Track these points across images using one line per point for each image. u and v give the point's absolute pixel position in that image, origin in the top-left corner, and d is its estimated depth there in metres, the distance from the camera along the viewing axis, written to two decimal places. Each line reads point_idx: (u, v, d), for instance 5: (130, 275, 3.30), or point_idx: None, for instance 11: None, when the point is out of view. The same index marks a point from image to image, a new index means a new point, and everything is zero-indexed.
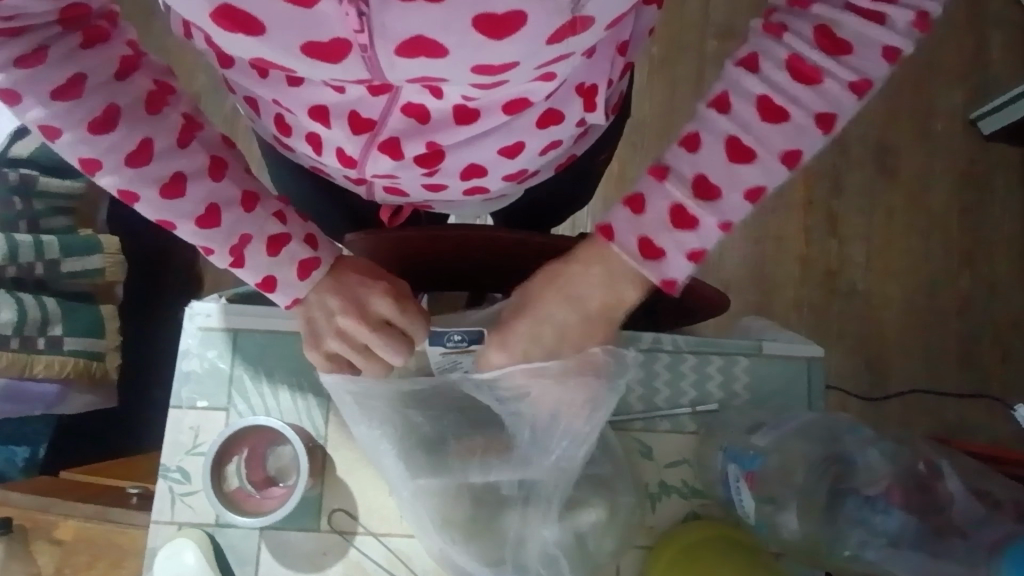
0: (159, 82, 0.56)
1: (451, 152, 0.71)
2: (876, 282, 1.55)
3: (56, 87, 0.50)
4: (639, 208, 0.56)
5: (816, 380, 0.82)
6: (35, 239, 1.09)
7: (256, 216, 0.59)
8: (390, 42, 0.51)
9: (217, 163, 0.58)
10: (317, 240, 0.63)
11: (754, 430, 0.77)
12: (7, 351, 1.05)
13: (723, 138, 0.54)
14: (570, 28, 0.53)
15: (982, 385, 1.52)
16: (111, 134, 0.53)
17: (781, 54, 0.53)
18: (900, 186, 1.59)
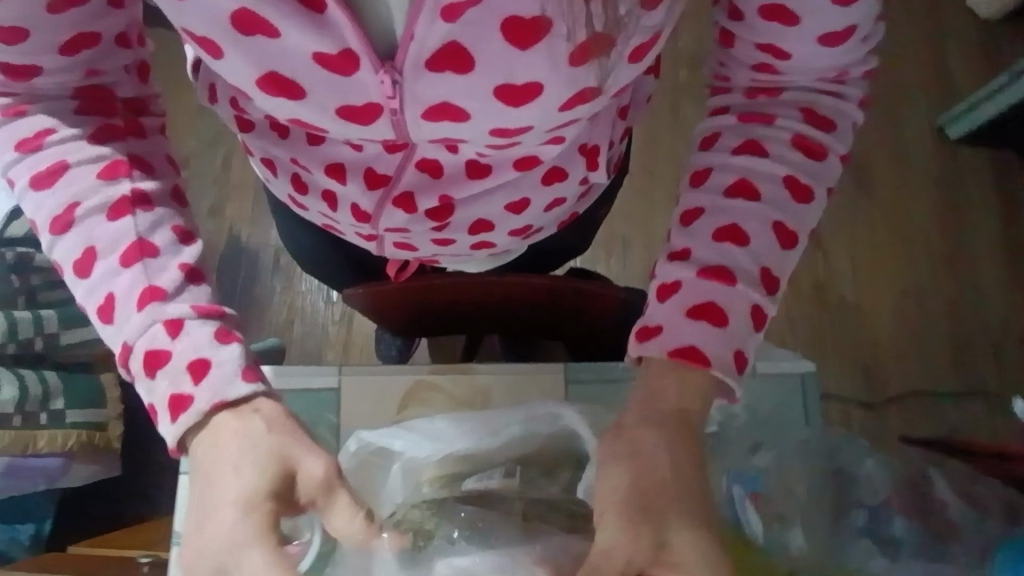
0: (131, 156, 0.61)
1: (461, 206, 0.76)
2: (864, 292, 1.58)
3: (22, 138, 0.60)
4: (718, 317, 0.58)
5: (812, 395, 0.84)
6: (35, 314, 1.10)
7: (140, 318, 0.56)
8: (418, 107, 0.58)
9: (137, 247, 0.57)
10: (205, 373, 0.55)
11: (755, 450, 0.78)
12: (10, 429, 1.05)
13: (718, 224, 0.60)
14: (580, 99, 0.58)
15: (980, 387, 1.53)
16: (48, 188, 0.59)
17: (785, 136, 0.62)
18: (878, 198, 1.63)
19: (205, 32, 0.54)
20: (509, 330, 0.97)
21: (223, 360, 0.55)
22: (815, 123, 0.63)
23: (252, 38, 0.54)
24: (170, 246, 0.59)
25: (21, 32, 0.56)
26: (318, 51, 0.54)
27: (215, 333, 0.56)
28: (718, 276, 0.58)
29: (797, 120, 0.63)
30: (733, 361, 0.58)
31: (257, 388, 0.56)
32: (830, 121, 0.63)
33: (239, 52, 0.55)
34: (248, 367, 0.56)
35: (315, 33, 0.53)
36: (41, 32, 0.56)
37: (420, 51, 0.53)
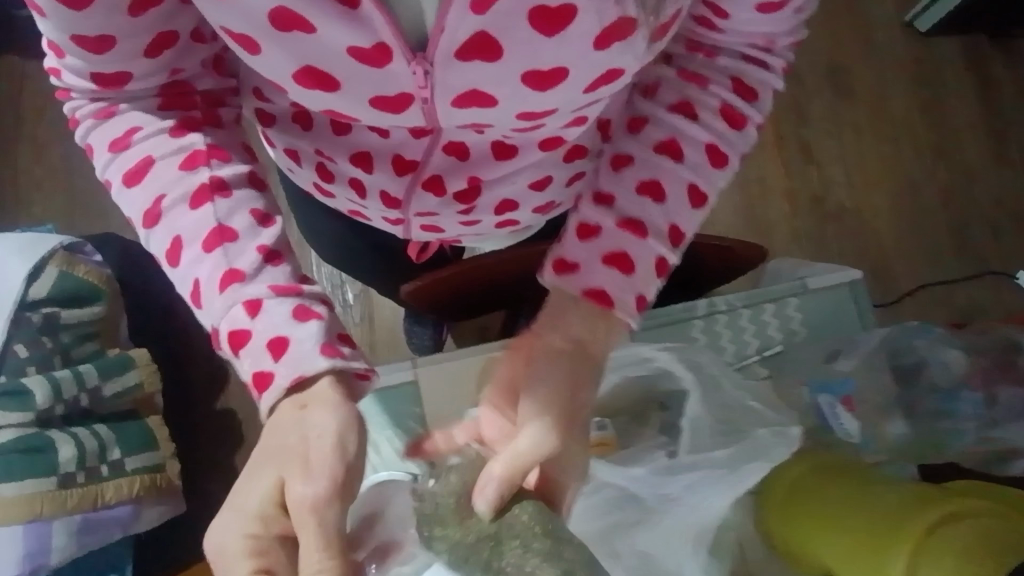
0: (213, 145, 0.53)
1: (488, 189, 0.75)
2: (862, 195, 1.62)
3: (114, 137, 0.53)
4: (627, 266, 0.56)
5: (861, 300, 0.90)
6: (74, 371, 1.10)
7: (221, 301, 0.49)
8: (448, 96, 0.53)
9: (218, 232, 0.50)
10: (289, 350, 0.49)
11: (834, 357, 0.84)
12: (76, 487, 1.07)
13: (639, 179, 0.57)
14: (606, 78, 0.55)
15: (984, 265, 1.59)
16: (138, 187, 0.52)
17: (714, 104, 0.59)
18: (859, 102, 1.66)
19: (242, 29, 0.49)
20: (542, 295, 1.01)
21: (306, 336, 0.49)
22: (740, 93, 0.60)
23: (288, 34, 0.49)
24: (250, 228, 0.51)
25: (124, 75, 0.51)
26: (352, 43, 0.49)
27: (295, 308, 0.49)
28: (629, 227, 0.56)
29: (728, 89, 0.59)
30: (637, 301, 0.56)
31: (336, 364, 0.49)
32: (757, 88, 0.60)
33: (277, 49, 0.50)
34: (333, 341, 0.49)
35: (352, 26, 0.48)
36: (126, 39, 0.49)
37: (451, 40, 0.48)
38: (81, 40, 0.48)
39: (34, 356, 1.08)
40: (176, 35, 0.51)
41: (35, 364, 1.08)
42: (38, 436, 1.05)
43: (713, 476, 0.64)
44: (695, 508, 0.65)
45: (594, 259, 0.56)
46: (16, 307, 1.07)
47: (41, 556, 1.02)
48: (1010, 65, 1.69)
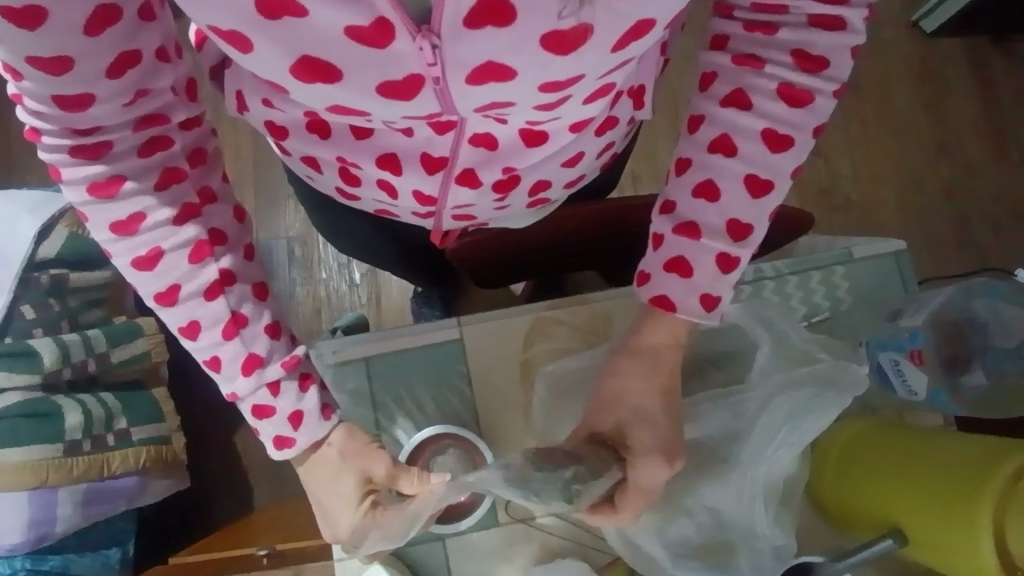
0: (213, 231, 0.53)
1: (528, 173, 0.65)
2: (867, 190, 1.64)
3: (115, 221, 0.50)
4: (687, 271, 0.55)
5: (909, 271, 0.75)
6: (82, 335, 1.07)
7: (247, 383, 0.53)
8: (462, 71, 0.45)
9: (233, 321, 0.53)
10: (305, 419, 0.56)
11: (895, 316, 0.70)
12: (83, 455, 1.03)
13: (695, 182, 0.55)
14: (635, 33, 0.47)
15: (983, 260, 1.63)
16: (150, 274, 0.51)
17: (770, 86, 0.53)
18: (866, 95, 1.68)
19: (230, 26, 0.44)
20: (557, 269, 0.96)
21: (314, 406, 0.56)
22: (804, 69, 0.53)
23: (278, 21, 0.43)
24: (256, 310, 0.55)
25: (88, 98, 0.45)
26: (350, 24, 0.42)
27: (299, 381, 0.56)
28: (685, 232, 0.55)
29: (787, 66, 0.53)
30: (700, 302, 0.56)
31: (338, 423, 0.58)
32: (826, 55, 0.53)
33: (267, 41, 0.44)
34: (328, 407, 0.57)
35: (346, 6, 0.41)
36: (86, 59, 0.43)
37: (457, 8, 0.41)
38: (37, 62, 0.42)
39: (41, 320, 1.05)
40: (141, 54, 0.45)
41: (42, 327, 1.05)
42: (45, 402, 1.01)
43: (795, 405, 0.60)
44: (769, 451, 0.59)
45: (658, 268, 0.56)
46: (24, 267, 1.03)
47: (47, 525, 0.98)
48: (1010, 66, 1.72)
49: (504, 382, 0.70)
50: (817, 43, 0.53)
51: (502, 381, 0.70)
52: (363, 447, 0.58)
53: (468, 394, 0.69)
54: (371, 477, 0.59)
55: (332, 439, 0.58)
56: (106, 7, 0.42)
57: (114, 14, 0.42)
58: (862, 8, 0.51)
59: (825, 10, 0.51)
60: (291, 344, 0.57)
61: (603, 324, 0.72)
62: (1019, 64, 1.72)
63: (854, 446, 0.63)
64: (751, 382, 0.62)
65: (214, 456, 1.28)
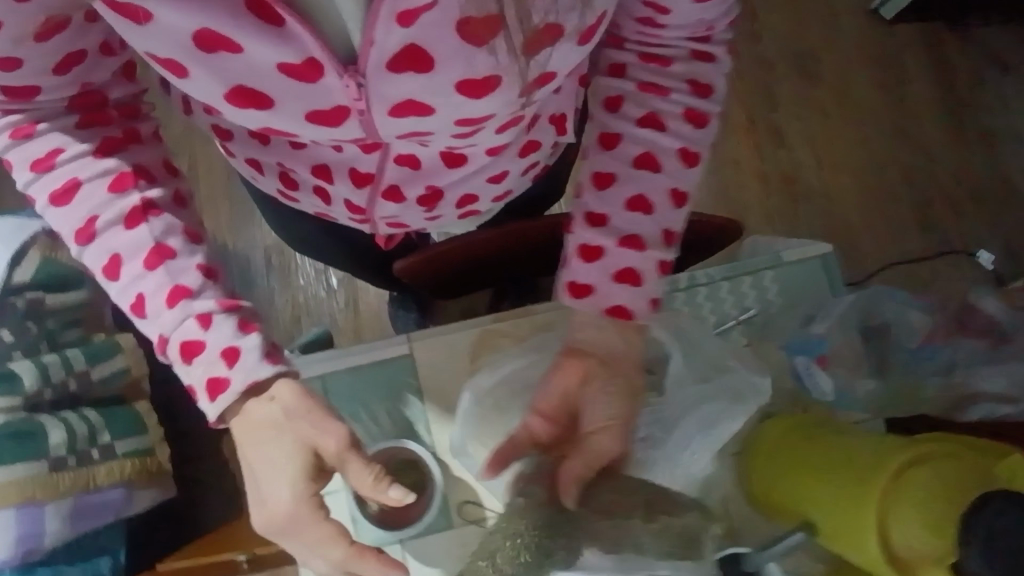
0: (137, 166, 0.58)
1: (451, 188, 0.69)
2: (830, 178, 1.68)
3: (33, 159, 0.56)
4: (635, 279, 0.60)
5: (836, 272, 0.77)
6: (62, 356, 1.11)
7: (172, 315, 0.55)
8: (384, 105, 0.49)
9: (156, 250, 0.55)
10: (240, 357, 0.55)
11: (808, 321, 0.73)
12: (68, 470, 1.06)
13: (626, 197, 0.59)
14: (541, 83, 0.51)
15: (944, 242, 1.67)
16: (66, 207, 0.55)
17: (678, 110, 0.59)
18: (823, 87, 1.71)
19: (167, 54, 0.47)
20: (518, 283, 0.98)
21: (251, 345, 0.55)
22: (696, 94, 0.60)
23: (215, 55, 0.46)
24: (185, 247, 0.57)
25: (33, 88, 0.54)
26: (282, 61, 0.46)
27: (237, 321, 0.56)
28: (630, 244, 0.59)
29: (686, 93, 0.60)
30: (649, 305, 0.61)
31: (279, 369, 0.56)
32: (710, 82, 0.60)
33: (207, 73, 0.48)
34: (271, 350, 0.56)
35: (279, 44, 0.45)
36: (31, 60, 0.52)
37: (381, 53, 0.45)
38: None
39: (20, 342, 1.08)
40: (85, 53, 0.54)
41: (21, 349, 1.08)
42: (27, 422, 1.04)
43: (710, 416, 0.65)
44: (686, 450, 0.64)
45: (607, 280, 0.59)
46: None
47: (34, 540, 1.02)
48: (966, 51, 1.75)
49: (453, 394, 0.74)
50: (703, 72, 0.60)
51: (449, 393, 0.74)
52: (315, 414, 0.57)
53: (419, 404, 0.73)
54: (316, 448, 0.58)
55: (277, 393, 0.57)
56: (53, 18, 0.50)
57: (61, 22, 0.50)
58: (720, 42, 0.60)
59: (695, 47, 0.59)
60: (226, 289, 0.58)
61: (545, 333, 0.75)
62: (975, 48, 1.75)
63: (780, 439, 0.67)
64: (667, 393, 0.66)
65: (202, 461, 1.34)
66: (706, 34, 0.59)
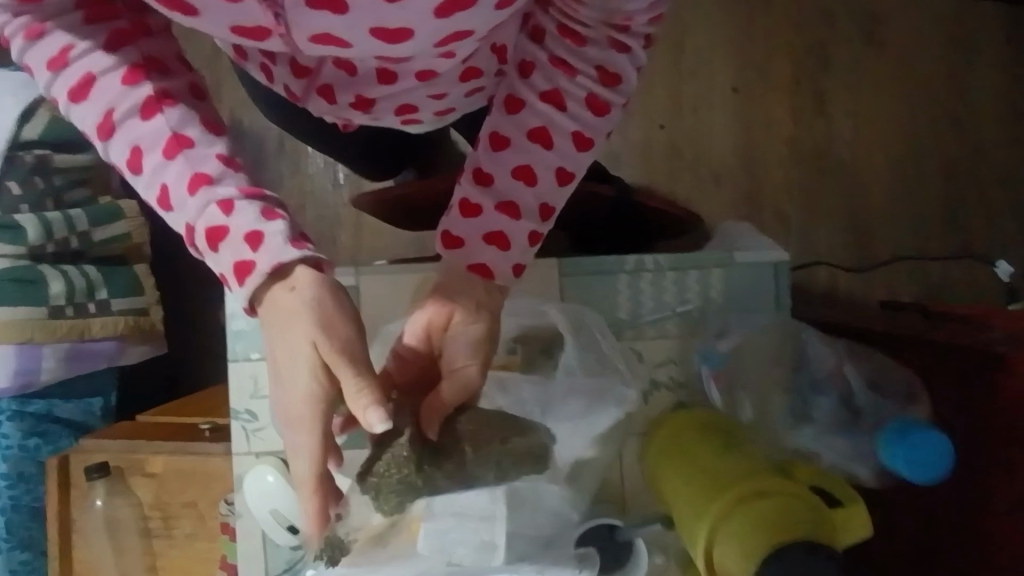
0: (147, 57, 0.55)
1: (386, 98, 0.68)
2: (863, 156, 1.53)
3: (49, 57, 0.53)
4: (504, 243, 0.59)
5: (785, 282, 0.76)
6: (65, 214, 1.17)
7: (195, 202, 0.52)
8: (304, 32, 0.51)
9: (174, 140, 0.52)
10: (266, 242, 0.52)
11: (719, 336, 0.74)
12: (65, 319, 1.17)
13: (514, 163, 0.58)
14: (456, 37, 0.55)
15: (964, 247, 1.51)
16: (86, 102, 0.53)
17: (581, 94, 0.56)
18: (880, 59, 1.53)
19: None
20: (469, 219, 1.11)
21: (276, 231, 0.52)
22: (603, 80, 0.56)
23: None
24: (204, 136, 0.54)
25: None
26: None
27: (260, 206, 0.53)
28: (506, 210, 0.58)
29: (593, 78, 0.55)
30: (512, 270, 0.60)
31: (307, 256, 0.52)
32: (620, 72, 0.56)
33: None
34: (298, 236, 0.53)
35: None
36: None
37: None
38: None
39: (27, 196, 1.14)
40: None
41: (27, 203, 1.15)
42: (30, 271, 1.14)
43: (580, 406, 0.66)
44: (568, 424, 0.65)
45: (476, 238, 0.59)
46: (9, 145, 1.12)
47: (31, 375, 1.14)
48: None
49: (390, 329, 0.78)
50: (615, 60, 0.55)
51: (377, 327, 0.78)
52: (327, 310, 0.53)
53: None
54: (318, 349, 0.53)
55: (297, 282, 0.52)
56: None
57: None
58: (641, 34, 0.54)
59: (615, 33, 0.54)
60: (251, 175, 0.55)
61: None
62: None
63: (683, 429, 0.70)
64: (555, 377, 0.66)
65: (196, 326, 1.45)
66: (624, 23, 0.53)
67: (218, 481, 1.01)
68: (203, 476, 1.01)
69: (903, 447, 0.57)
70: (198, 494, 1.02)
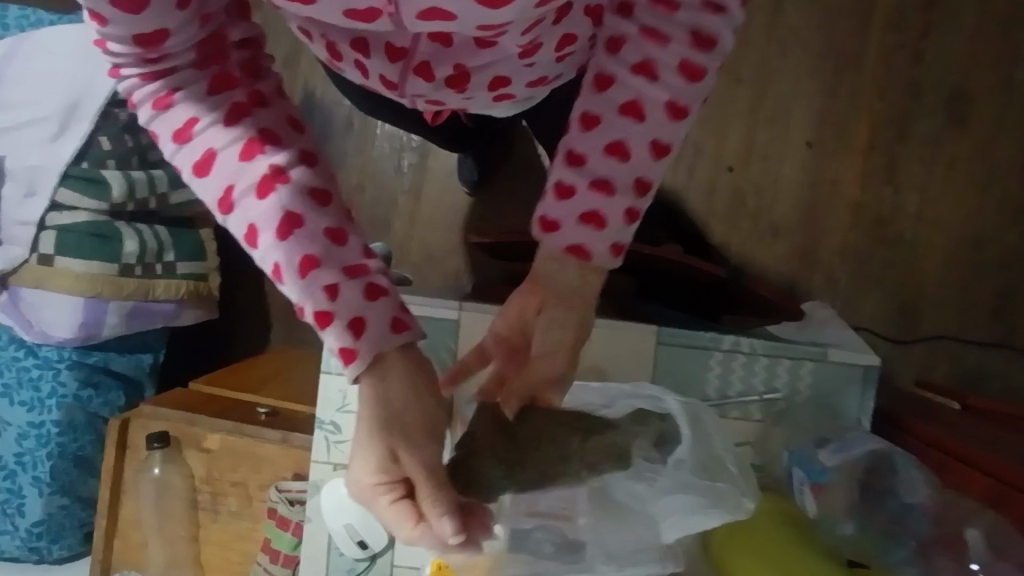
0: (262, 130, 0.53)
1: (482, 70, 0.63)
2: (927, 233, 1.43)
3: (174, 130, 0.52)
4: (599, 222, 0.56)
5: (871, 389, 0.78)
6: (148, 175, 1.18)
7: (302, 286, 0.51)
8: (410, 9, 0.50)
9: (286, 220, 0.51)
10: (369, 327, 0.51)
11: (821, 444, 0.75)
12: (133, 278, 1.17)
13: (604, 140, 0.55)
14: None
15: (1006, 337, 1.42)
16: (206, 177, 0.53)
17: (674, 62, 0.53)
18: (966, 137, 1.41)
19: None
20: None
21: (379, 316, 0.51)
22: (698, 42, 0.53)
23: None
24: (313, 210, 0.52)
25: (162, 33, 0.50)
26: None
27: (366, 286, 0.51)
28: (599, 189, 0.55)
29: (686, 42, 0.53)
30: (611, 249, 0.57)
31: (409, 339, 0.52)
32: (716, 33, 0.53)
33: None
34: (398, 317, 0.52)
35: None
36: None
37: None
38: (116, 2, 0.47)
39: (115, 151, 1.15)
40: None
41: (115, 159, 1.15)
42: (107, 226, 1.15)
43: (692, 503, 0.65)
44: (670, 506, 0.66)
45: (570, 220, 0.56)
46: (107, 101, 1.13)
47: (94, 328, 1.15)
48: None
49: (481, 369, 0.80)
50: (710, 23, 0.53)
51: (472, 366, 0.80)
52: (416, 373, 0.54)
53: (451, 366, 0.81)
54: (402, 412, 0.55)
55: (391, 362, 0.53)
56: None
57: None
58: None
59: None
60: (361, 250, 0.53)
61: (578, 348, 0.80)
62: None
63: (764, 528, 0.72)
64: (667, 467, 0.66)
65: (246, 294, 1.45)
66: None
67: (267, 466, 1.03)
68: (253, 459, 1.03)
69: None
70: (249, 476, 1.04)
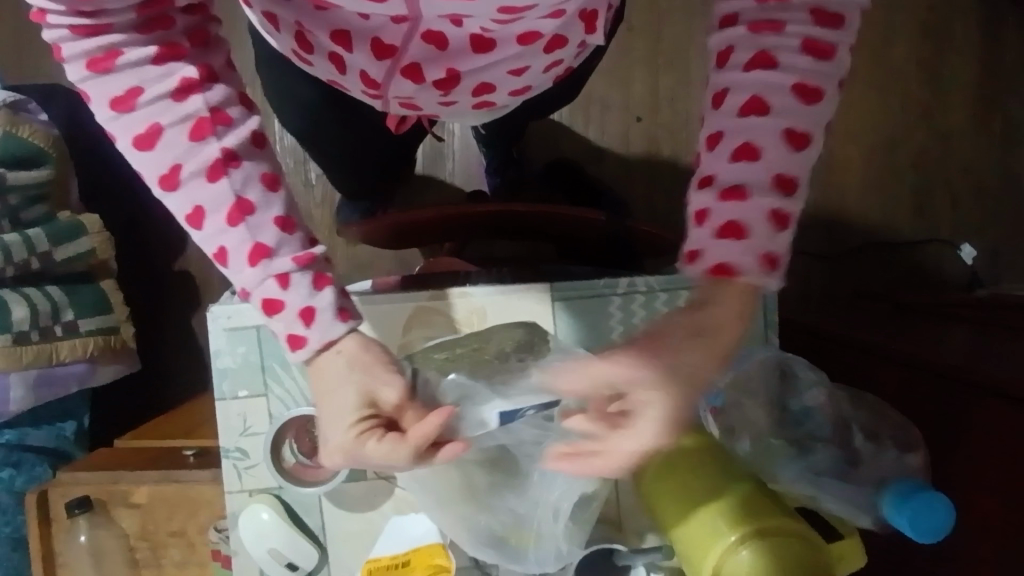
0: (214, 108, 0.51)
1: (469, 74, 0.66)
2: (841, 144, 1.37)
3: (113, 96, 0.50)
4: (738, 232, 0.51)
5: (770, 301, 0.77)
6: (23, 235, 1.11)
7: (252, 275, 0.53)
8: None
9: (238, 206, 0.52)
10: (317, 317, 0.55)
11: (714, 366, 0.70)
12: (31, 344, 1.11)
13: (732, 146, 0.51)
14: None
15: (931, 231, 1.39)
16: (150, 152, 0.51)
17: (795, 43, 0.50)
18: (861, 43, 1.36)
19: None
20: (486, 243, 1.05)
21: (326, 306, 0.54)
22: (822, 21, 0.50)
23: None
24: (264, 199, 0.53)
25: None
26: None
27: (313, 276, 0.54)
28: (730, 196, 0.51)
29: (805, 22, 0.50)
30: (760, 263, 0.52)
31: (353, 327, 0.56)
32: (842, 13, 0.50)
33: None
34: (344, 310, 0.56)
35: None
36: None
37: None
38: None
39: None
40: None
41: None
42: None
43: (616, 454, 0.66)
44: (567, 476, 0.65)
45: (708, 241, 0.52)
46: None
47: (1, 403, 1.09)
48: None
49: None
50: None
51: None
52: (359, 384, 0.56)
53: None
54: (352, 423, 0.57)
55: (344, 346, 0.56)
56: None
57: None
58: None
59: None
60: (306, 240, 0.55)
61: (478, 318, 0.77)
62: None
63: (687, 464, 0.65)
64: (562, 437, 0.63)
65: (170, 337, 1.39)
66: None
67: (205, 508, 0.99)
68: (190, 503, 0.99)
69: (904, 513, 0.57)
70: (187, 522, 1.00)
